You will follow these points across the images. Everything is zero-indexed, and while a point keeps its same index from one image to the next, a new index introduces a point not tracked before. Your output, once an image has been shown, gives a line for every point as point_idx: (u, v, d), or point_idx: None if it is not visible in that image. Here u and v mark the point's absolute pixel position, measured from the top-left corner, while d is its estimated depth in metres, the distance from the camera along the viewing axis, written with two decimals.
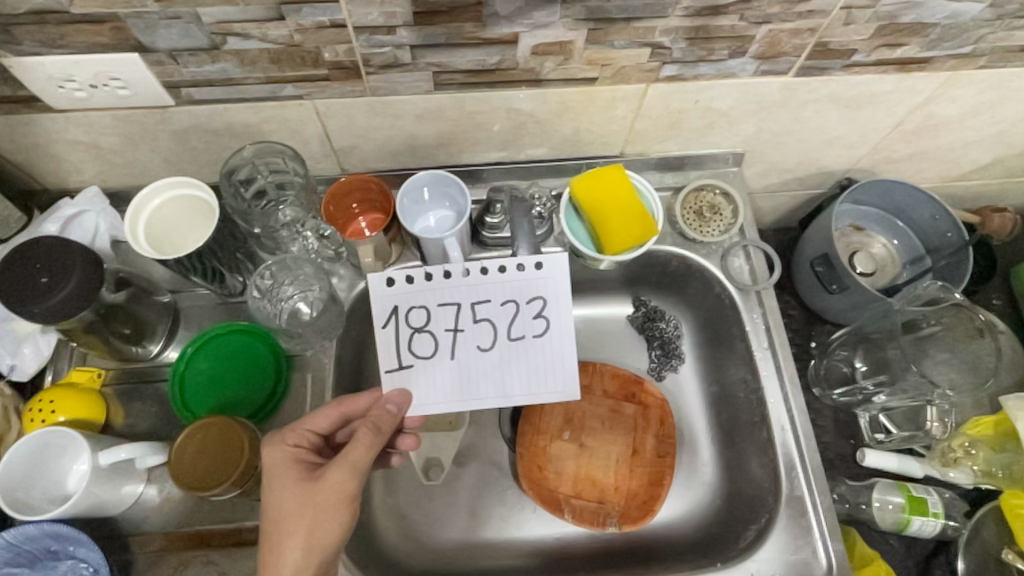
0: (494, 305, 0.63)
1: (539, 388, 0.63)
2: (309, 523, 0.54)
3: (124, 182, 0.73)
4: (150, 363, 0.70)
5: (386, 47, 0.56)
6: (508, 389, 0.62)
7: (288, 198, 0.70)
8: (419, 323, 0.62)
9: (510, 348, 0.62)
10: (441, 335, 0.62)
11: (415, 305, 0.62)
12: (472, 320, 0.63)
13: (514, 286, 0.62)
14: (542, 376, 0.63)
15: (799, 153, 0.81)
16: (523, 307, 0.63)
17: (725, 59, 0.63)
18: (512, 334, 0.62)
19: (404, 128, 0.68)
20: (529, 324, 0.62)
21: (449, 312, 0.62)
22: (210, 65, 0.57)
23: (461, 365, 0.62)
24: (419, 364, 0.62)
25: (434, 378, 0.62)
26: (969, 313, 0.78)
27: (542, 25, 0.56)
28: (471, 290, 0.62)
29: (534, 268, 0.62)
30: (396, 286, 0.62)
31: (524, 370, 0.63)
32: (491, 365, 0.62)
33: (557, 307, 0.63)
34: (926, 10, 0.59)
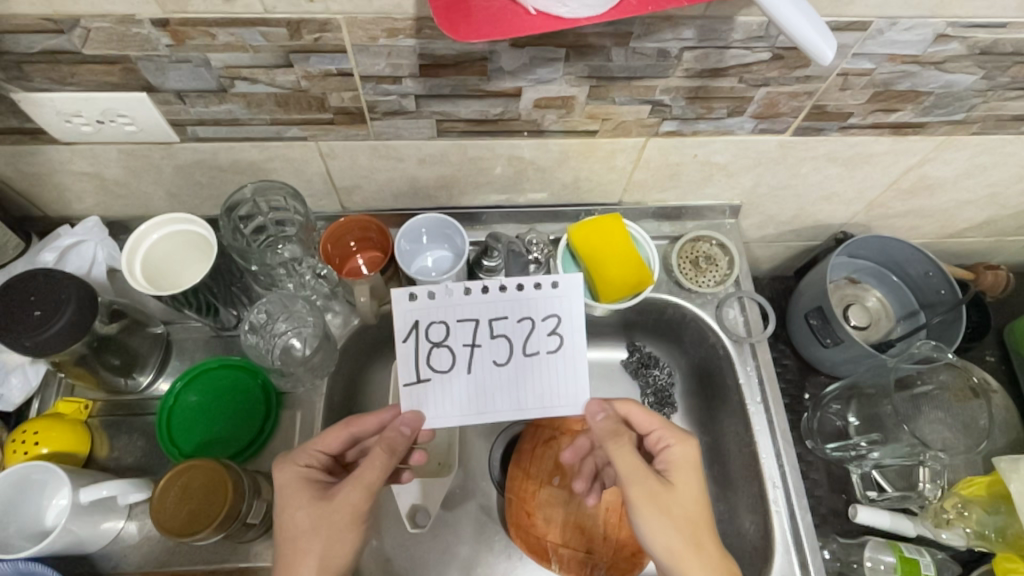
0: (512, 319, 0.57)
1: (553, 403, 0.56)
2: (325, 543, 0.54)
3: (125, 212, 0.73)
4: (139, 395, 0.70)
5: (391, 95, 0.57)
6: (525, 402, 0.56)
7: (287, 234, 0.71)
8: (438, 334, 0.57)
9: (528, 362, 0.56)
10: (458, 350, 0.56)
11: (434, 318, 0.57)
12: (489, 335, 0.57)
13: (530, 303, 0.57)
14: (557, 390, 0.56)
15: (795, 207, 0.82)
16: (539, 322, 0.57)
17: (724, 117, 0.64)
18: (528, 349, 0.57)
19: (407, 171, 0.69)
20: (544, 338, 0.57)
21: (468, 325, 0.57)
22: (217, 106, 0.58)
23: (477, 380, 0.56)
24: (437, 376, 0.56)
25: (450, 392, 0.56)
26: (963, 373, 0.79)
27: (546, 81, 0.57)
28: (490, 305, 0.57)
29: (551, 287, 0.57)
30: (419, 299, 0.56)
31: (542, 383, 0.56)
32: (509, 378, 0.56)
33: (575, 322, 0.57)
34: (920, 79, 0.60)
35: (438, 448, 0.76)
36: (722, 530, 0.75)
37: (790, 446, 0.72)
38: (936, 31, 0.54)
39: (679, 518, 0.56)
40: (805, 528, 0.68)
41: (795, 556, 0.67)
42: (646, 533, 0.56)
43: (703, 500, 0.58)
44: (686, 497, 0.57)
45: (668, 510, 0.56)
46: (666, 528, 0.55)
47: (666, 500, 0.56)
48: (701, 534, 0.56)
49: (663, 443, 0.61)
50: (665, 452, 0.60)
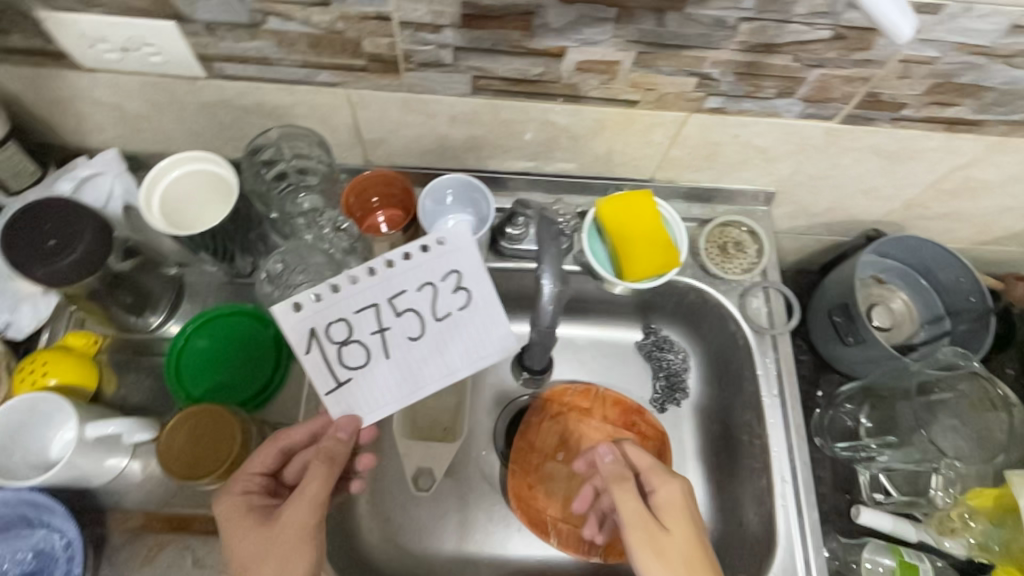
0: (395, 297, 0.58)
1: (483, 352, 0.59)
2: (276, 566, 0.50)
3: (146, 148, 0.71)
4: (149, 335, 0.69)
5: (429, 45, 0.55)
6: (450, 375, 0.59)
7: (310, 184, 0.68)
8: (344, 330, 0.57)
9: (448, 329, 0.59)
10: (368, 341, 0.57)
11: (331, 319, 0.56)
12: (394, 314, 0.58)
13: (425, 268, 0.58)
14: (481, 341, 0.59)
15: (831, 198, 0.80)
16: (443, 286, 0.59)
17: (772, 98, 0.61)
18: (438, 313, 0.59)
19: (436, 128, 0.67)
20: (453, 300, 0.59)
21: (365, 312, 0.57)
22: (247, 43, 0.55)
23: (398, 361, 0.58)
24: (370, 365, 0.58)
25: (375, 381, 0.58)
26: (987, 385, 0.77)
27: (593, 42, 0.54)
28: (381, 286, 0.57)
29: (421, 253, 0.58)
30: (303, 309, 0.55)
31: (466, 347, 0.59)
32: (428, 350, 0.59)
33: (473, 276, 0.59)
34: (985, 72, 0.57)
35: (443, 415, 0.77)
36: (723, 517, 0.75)
37: (802, 441, 0.70)
38: (1011, 21, 0.50)
39: (676, 564, 0.52)
40: (808, 524, 0.67)
41: (798, 551, 0.66)
42: None
43: (703, 541, 0.54)
44: (671, 542, 0.54)
45: (665, 556, 0.53)
46: None
47: (660, 547, 0.53)
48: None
49: (648, 487, 0.58)
50: (652, 496, 0.57)
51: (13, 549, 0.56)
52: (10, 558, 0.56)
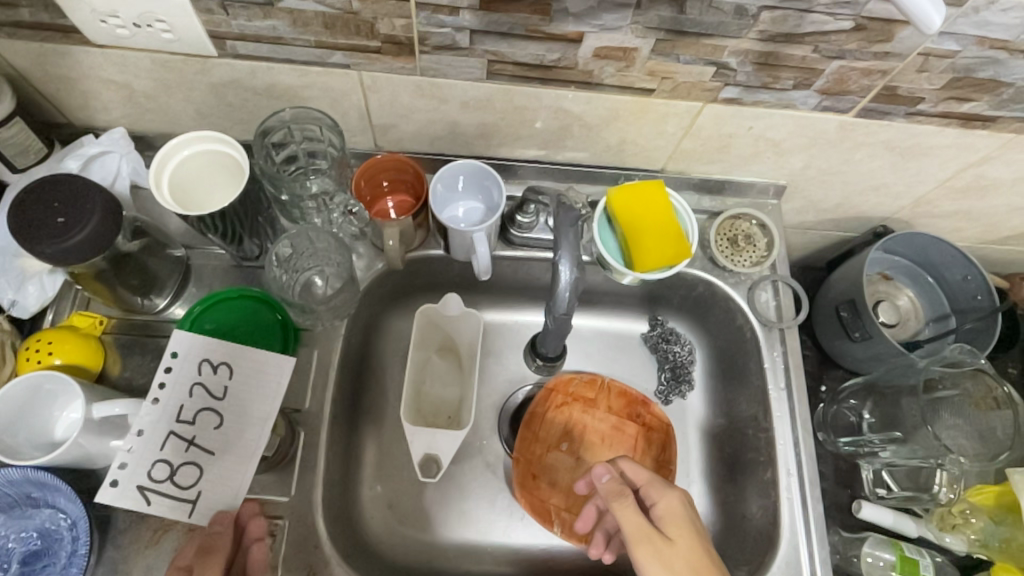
0: (181, 414, 0.52)
1: (264, 385, 0.55)
2: None
3: (153, 128, 0.70)
4: (154, 317, 0.68)
5: (445, 28, 0.54)
6: (259, 423, 0.54)
7: (320, 167, 0.68)
8: (168, 469, 0.51)
9: (234, 402, 0.54)
10: (189, 453, 0.52)
11: (150, 461, 0.50)
12: (193, 413, 0.52)
13: (180, 380, 0.52)
14: (247, 392, 0.54)
15: (842, 193, 0.79)
16: (206, 377, 0.53)
17: (789, 89, 0.61)
18: (206, 390, 0.53)
19: (448, 113, 0.66)
20: (217, 382, 0.53)
21: (168, 441, 0.51)
22: (260, 21, 0.54)
23: (237, 445, 0.53)
24: (203, 471, 0.52)
25: (231, 471, 0.53)
26: (990, 382, 0.77)
27: (611, 28, 0.54)
28: (162, 413, 0.51)
29: (169, 372, 0.52)
30: (119, 482, 0.49)
31: (247, 395, 0.54)
32: (231, 424, 0.53)
33: (230, 351, 0.54)
34: (1004, 68, 0.56)
35: (450, 402, 0.76)
36: (726, 510, 0.75)
37: (808, 435, 0.70)
38: None
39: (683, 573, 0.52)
40: (812, 518, 0.67)
41: (803, 544, 0.66)
42: None
43: (708, 551, 0.54)
44: (675, 550, 0.53)
45: (672, 566, 0.53)
46: None
47: (665, 556, 0.53)
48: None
49: (648, 500, 0.58)
50: (653, 509, 0.57)
51: (18, 529, 0.56)
52: (16, 537, 0.56)
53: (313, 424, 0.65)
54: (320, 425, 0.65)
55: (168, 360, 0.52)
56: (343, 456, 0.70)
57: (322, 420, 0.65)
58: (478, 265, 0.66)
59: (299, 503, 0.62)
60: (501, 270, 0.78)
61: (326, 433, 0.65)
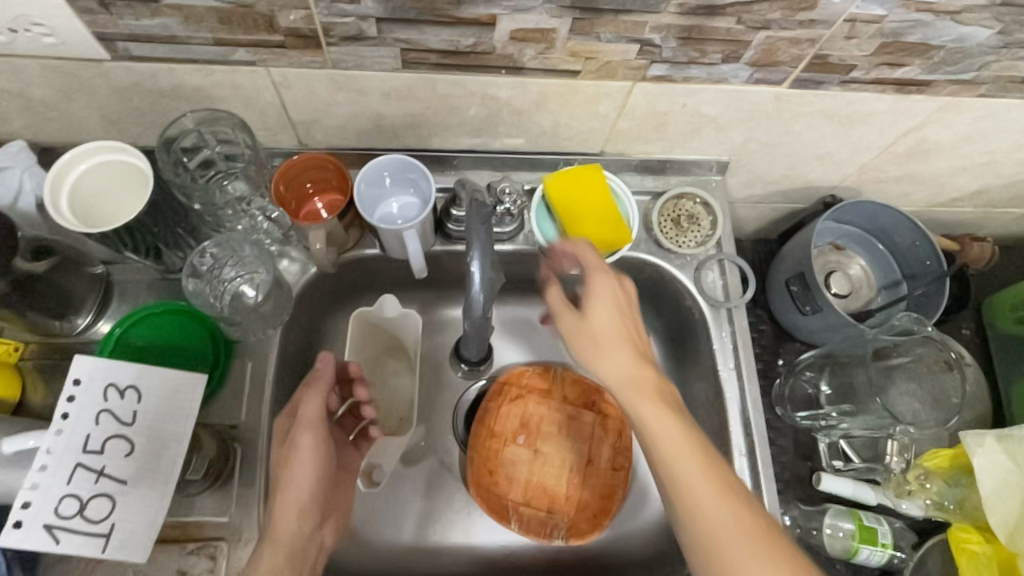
0: (89, 445, 0.48)
1: (183, 404, 0.52)
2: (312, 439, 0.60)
3: (59, 136, 0.66)
4: (75, 338, 0.65)
5: (349, 17, 0.51)
6: (177, 445, 0.51)
7: (236, 170, 0.64)
8: (78, 505, 0.46)
9: (147, 427, 0.50)
10: (99, 488, 0.48)
11: (57, 498, 0.46)
12: (100, 442, 0.48)
13: (85, 408, 0.48)
14: (165, 417, 0.51)
15: (786, 165, 0.78)
16: (114, 402, 0.49)
17: (718, 63, 0.59)
18: (116, 416, 0.49)
19: (370, 106, 0.63)
20: (125, 407, 0.49)
21: (77, 475, 0.47)
22: (149, 20, 0.51)
23: (150, 475, 0.49)
24: (117, 502, 0.48)
25: (142, 502, 0.49)
26: (939, 346, 0.77)
27: (524, 9, 0.51)
28: (68, 444, 0.47)
29: (72, 400, 0.48)
30: (24, 523, 0.45)
31: (160, 416, 0.51)
32: (146, 450, 0.50)
33: (136, 370, 0.50)
34: (932, 30, 0.55)
35: (399, 404, 0.73)
36: None
37: (760, 414, 0.70)
38: None
39: (682, 441, 0.49)
40: (765, 497, 0.67)
41: None
42: (645, 425, 0.51)
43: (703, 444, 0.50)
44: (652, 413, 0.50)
45: (667, 423, 0.50)
46: (665, 417, 0.50)
47: (664, 421, 0.50)
48: (689, 456, 0.48)
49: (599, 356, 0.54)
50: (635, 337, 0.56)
51: None
52: None
53: (249, 440, 0.63)
54: (256, 441, 0.63)
55: (67, 387, 0.48)
56: None
57: (257, 435, 0.63)
58: (413, 264, 0.65)
59: (240, 522, 0.60)
60: (444, 265, 0.75)
61: (263, 448, 0.63)
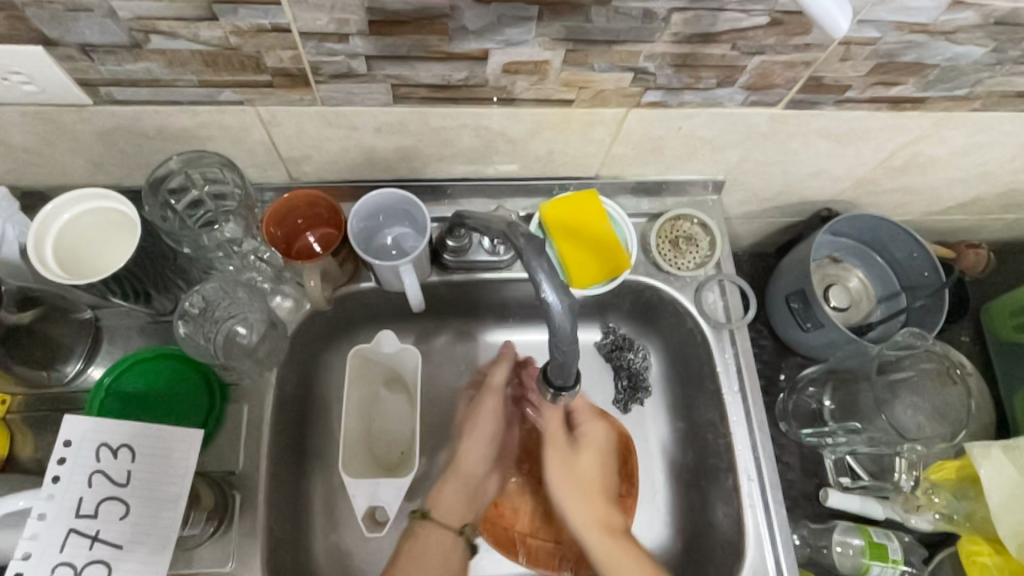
0: (82, 508, 0.46)
1: (180, 461, 0.50)
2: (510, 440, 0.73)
3: (42, 180, 0.64)
4: (65, 388, 0.62)
5: (338, 56, 0.50)
6: (173, 506, 0.49)
7: (228, 210, 0.63)
8: (71, 573, 0.45)
9: (143, 486, 0.49)
10: (94, 554, 0.46)
11: (50, 567, 0.44)
12: (93, 504, 0.47)
13: (77, 471, 0.47)
14: (161, 476, 0.49)
15: (782, 182, 0.77)
16: (107, 461, 0.48)
17: (713, 88, 0.58)
18: (109, 477, 0.48)
19: (361, 140, 0.62)
20: (118, 467, 0.48)
21: (70, 541, 0.45)
22: (132, 65, 0.49)
23: (149, 538, 0.48)
24: (112, 569, 0.46)
25: (141, 568, 0.47)
26: (945, 360, 0.78)
27: (516, 43, 0.50)
28: (61, 509, 0.45)
29: (62, 462, 0.47)
30: None
31: (156, 476, 0.49)
32: (142, 512, 0.48)
33: (132, 428, 0.49)
34: (927, 50, 0.55)
35: (400, 436, 0.72)
36: (693, 518, 0.73)
37: (766, 437, 0.69)
38: None
39: None
40: (777, 523, 0.66)
41: (769, 551, 0.65)
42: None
43: None
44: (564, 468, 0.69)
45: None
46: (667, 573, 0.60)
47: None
48: (579, 470, 0.69)
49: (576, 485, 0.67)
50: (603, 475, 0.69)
51: None
52: None
53: (249, 487, 0.61)
54: (254, 487, 0.61)
55: (58, 449, 0.47)
56: (289, 514, 0.65)
57: (257, 481, 0.61)
58: (409, 297, 0.64)
59: (241, 573, 0.58)
60: (440, 295, 0.74)
61: (263, 493, 0.61)
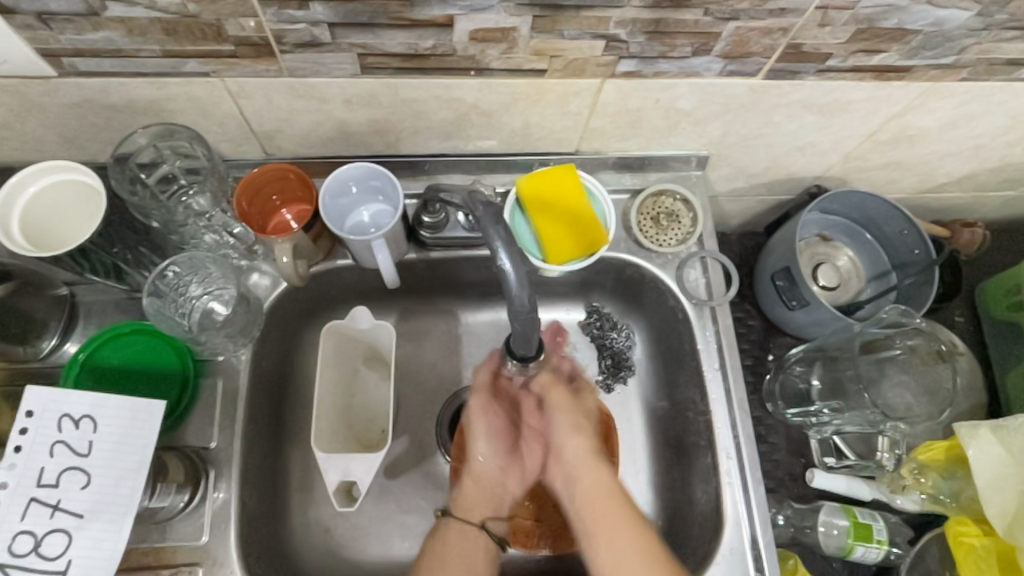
0: (43, 478, 0.47)
1: (142, 433, 0.50)
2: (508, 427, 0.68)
3: (18, 156, 0.64)
4: (41, 363, 0.63)
5: (300, 23, 0.49)
6: (135, 475, 0.50)
7: (201, 185, 0.63)
8: (32, 542, 0.45)
9: (105, 457, 0.49)
10: (53, 523, 0.46)
11: (11, 535, 0.45)
12: (54, 474, 0.47)
13: (39, 441, 0.47)
14: (123, 446, 0.50)
15: (768, 157, 0.76)
16: (68, 432, 0.48)
17: (688, 56, 0.57)
18: (69, 447, 0.48)
19: (333, 114, 0.61)
20: (80, 437, 0.48)
21: (31, 510, 0.46)
22: (93, 34, 0.49)
23: (108, 507, 0.48)
24: (73, 538, 0.47)
25: (102, 536, 0.48)
26: (931, 338, 0.78)
27: (481, 8, 0.49)
28: (22, 478, 0.46)
29: (24, 433, 0.47)
30: None
31: (117, 447, 0.49)
32: (103, 481, 0.48)
33: (93, 399, 0.49)
34: (908, 14, 0.53)
35: (380, 414, 0.72)
36: (672, 497, 0.73)
37: (746, 415, 0.68)
38: None
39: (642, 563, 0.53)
40: (754, 500, 0.65)
41: (745, 529, 0.64)
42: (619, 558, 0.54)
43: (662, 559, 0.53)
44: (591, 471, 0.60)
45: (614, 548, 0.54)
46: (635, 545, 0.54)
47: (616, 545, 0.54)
48: (601, 476, 0.60)
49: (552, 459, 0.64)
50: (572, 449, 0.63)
51: None
52: None
53: (224, 461, 0.61)
54: (229, 462, 0.61)
55: (21, 419, 0.47)
56: (266, 489, 0.66)
57: (231, 455, 0.61)
58: (383, 273, 0.63)
59: (214, 546, 0.59)
60: (419, 272, 0.73)
61: (239, 468, 0.61)
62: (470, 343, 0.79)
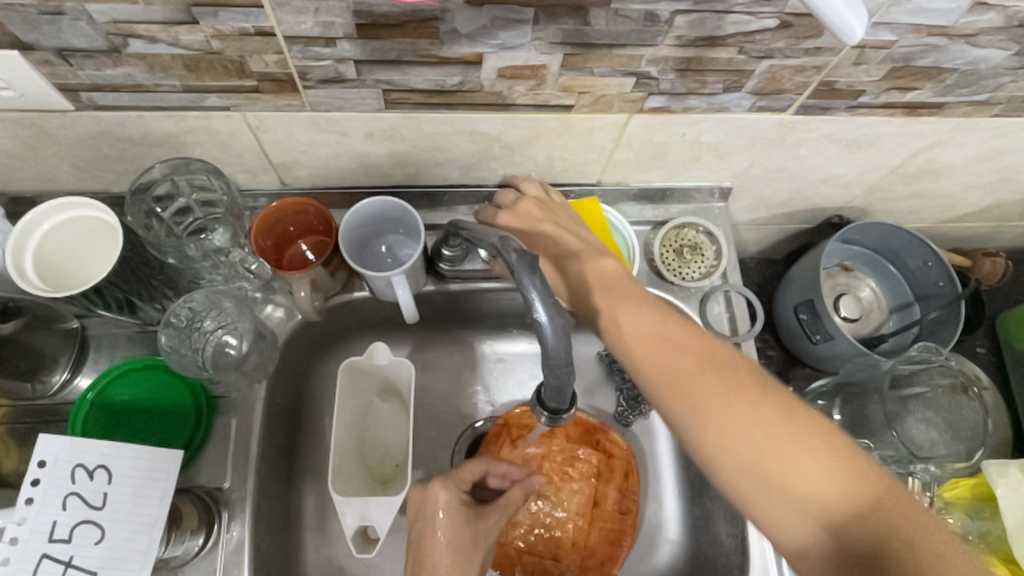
0: (56, 532, 0.46)
1: (157, 485, 0.49)
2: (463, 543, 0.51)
3: (30, 185, 0.63)
4: (51, 400, 0.61)
5: (326, 60, 0.48)
6: (150, 529, 0.48)
7: (217, 218, 0.62)
8: None
9: (120, 510, 0.48)
10: None
11: None
12: (66, 528, 0.46)
13: (51, 494, 0.46)
14: (138, 499, 0.48)
15: (792, 188, 0.74)
16: (82, 483, 0.47)
17: (718, 93, 0.56)
18: (82, 500, 0.47)
19: (354, 146, 0.60)
20: (94, 488, 0.47)
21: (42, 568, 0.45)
22: (112, 69, 0.48)
23: (122, 564, 0.47)
24: None
25: None
26: (956, 371, 0.75)
27: (511, 46, 0.48)
28: (34, 533, 0.45)
29: (37, 484, 0.46)
30: None
31: (132, 498, 0.48)
32: (118, 536, 0.47)
33: (108, 449, 0.48)
34: (945, 53, 0.52)
35: (395, 448, 0.70)
36: (696, 536, 0.71)
37: None
38: None
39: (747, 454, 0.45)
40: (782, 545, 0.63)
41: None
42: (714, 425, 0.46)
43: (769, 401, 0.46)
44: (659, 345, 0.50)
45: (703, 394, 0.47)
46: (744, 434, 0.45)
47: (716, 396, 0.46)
48: (694, 365, 0.48)
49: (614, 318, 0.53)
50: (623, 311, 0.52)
51: None
52: None
53: (237, 502, 0.59)
54: (242, 504, 0.59)
55: (33, 469, 0.46)
56: (278, 530, 0.64)
57: (245, 496, 0.60)
58: (402, 308, 0.61)
59: None
60: (437, 304, 0.72)
61: (253, 509, 0.59)
62: (487, 375, 0.77)
